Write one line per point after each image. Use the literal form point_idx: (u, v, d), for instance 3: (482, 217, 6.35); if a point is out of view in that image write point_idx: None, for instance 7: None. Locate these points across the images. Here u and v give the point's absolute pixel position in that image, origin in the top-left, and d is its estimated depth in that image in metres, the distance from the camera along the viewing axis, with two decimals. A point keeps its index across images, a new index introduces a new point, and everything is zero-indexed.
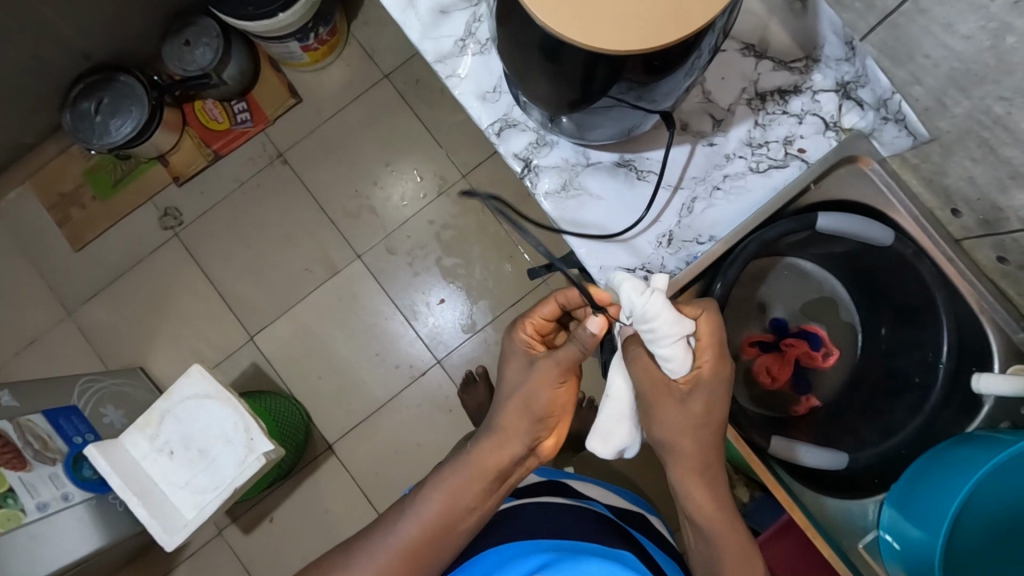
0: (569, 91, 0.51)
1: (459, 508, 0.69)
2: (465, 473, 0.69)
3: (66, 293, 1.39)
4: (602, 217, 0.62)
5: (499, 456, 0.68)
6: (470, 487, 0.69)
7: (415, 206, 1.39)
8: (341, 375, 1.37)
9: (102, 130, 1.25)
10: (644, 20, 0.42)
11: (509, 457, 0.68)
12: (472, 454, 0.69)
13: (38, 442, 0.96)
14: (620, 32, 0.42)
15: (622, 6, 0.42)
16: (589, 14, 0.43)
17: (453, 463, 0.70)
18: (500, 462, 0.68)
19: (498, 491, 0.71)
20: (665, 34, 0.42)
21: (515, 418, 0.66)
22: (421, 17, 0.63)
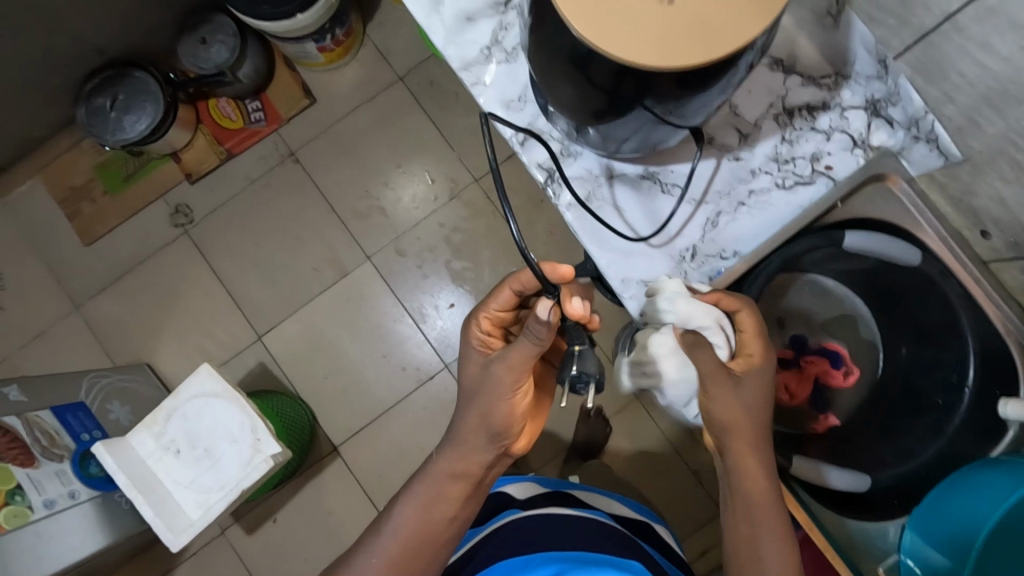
0: (599, 103, 0.50)
1: (438, 517, 0.72)
2: (435, 486, 0.72)
3: (74, 288, 1.39)
4: (624, 228, 0.61)
5: (467, 464, 0.73)
6: (446, 497, 0.72)
7: (426, 208, 1.38)
8: (348, 376, 1.36)
9: (115, 126, 1.25)
10: (683, 34, 0.41)
11: (478, 463, 0.73)
12: (438, 467, 0.73)
13: (44, 438, 0.96)
14: (658, 48, 0.41)
15: (655, 20, 0.42)
16: (618, 26, 0.42)
17: (420, 477, 0.73)
18: (470, 468, 0.73)
19: (474, 498, 0.75)
20: (704, 50, 0.41)
21: (477, 425, 0.71)
22: (447, 22, 0.63)
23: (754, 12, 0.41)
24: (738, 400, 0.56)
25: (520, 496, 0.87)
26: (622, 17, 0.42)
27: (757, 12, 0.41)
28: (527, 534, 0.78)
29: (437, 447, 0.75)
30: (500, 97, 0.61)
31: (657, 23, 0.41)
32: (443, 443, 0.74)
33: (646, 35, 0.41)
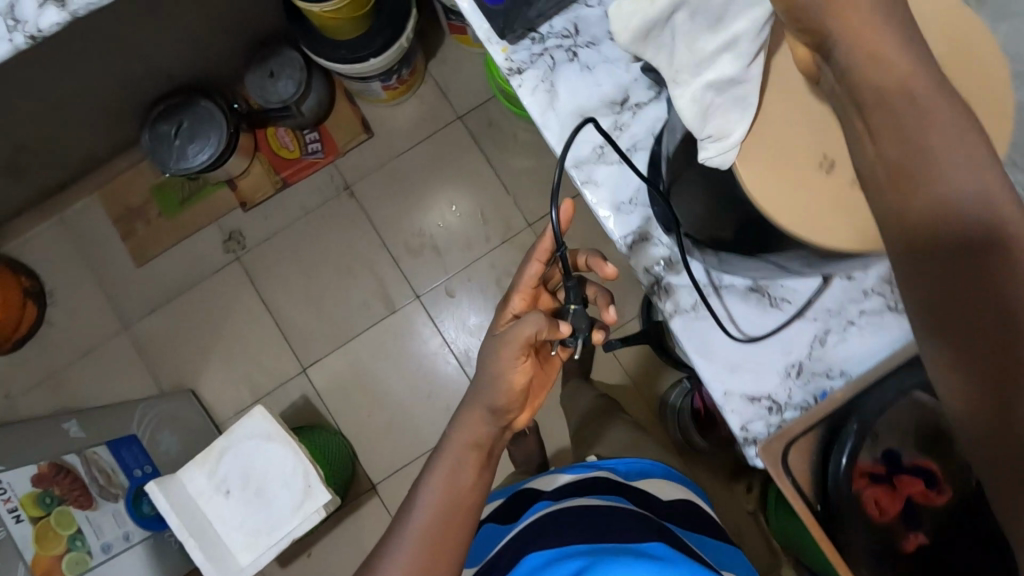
0: (741, 244, 0.51)
1: (463, 485, 0.69)
2: (452, 457, 0.70)
3: (123, 308, 1.38)
4: (734, 338, 0.60)
5: (478, 435, 0.71)
6: (464, 466, 0.70)
7: (478, 249, 1.38)
8: (392, 415, 1.35)
9: (179, 154, 1.24)
10: (858, 223, 0.43)
11: (485, 434, 0.72)
12: (450, 440, 0.72)
13: (102, 477, 0.96)
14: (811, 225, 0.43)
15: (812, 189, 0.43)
16: (782, 184, 0.44)
17: (437, 454, 0.72)
18: (481, 438, 0.72)
19: (488, 468, 0.73)
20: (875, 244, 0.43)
21: (482, 397, 0.72)
22: (561, 120, 0.62)
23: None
24: (924, 105, 0.35)
25: (546, 489, 0.88)
26: (803, 193, 0.43)
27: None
28: (550, 526, 0.75)
29: (449, 424, 0.74)
30: (614, 200, 0.61)
31: (837, 207, 0.43)
32: (452, 419, 0.74)
33: (823, 217, 0.43)
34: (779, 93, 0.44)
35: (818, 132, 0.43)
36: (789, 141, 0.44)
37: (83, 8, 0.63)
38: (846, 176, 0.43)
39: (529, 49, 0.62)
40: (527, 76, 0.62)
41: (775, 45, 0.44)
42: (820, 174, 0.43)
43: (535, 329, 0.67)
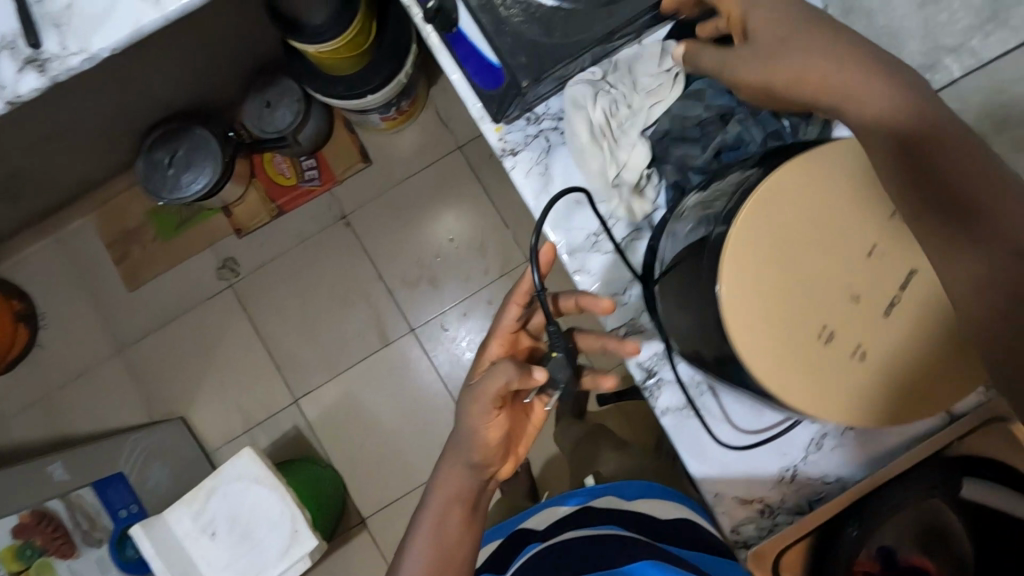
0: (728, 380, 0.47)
1: (449, 544, 0.66)
2: (437, 512, 0.66)
3: (116, 333, 1.37)
4: (724, 443, 0.58)
5: (458, 487, 0.67)
6: (448, 524, 0.66)
7: (475, 283, 1.35)
8: (384, 449, 1.34)
9: (173, 183, 1.22)
10: (856, 395, 0.42)
11: (466, 487, 0.68)
12: (433, 494, 0.68)
13: (86, 522, 0.96)
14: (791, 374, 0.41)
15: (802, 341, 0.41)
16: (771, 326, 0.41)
17: (421, 510, 0.68)
18: (460, 490, 0.67)
19: (477, 518, 0.69)
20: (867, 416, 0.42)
21: (459, 451, 0.67)
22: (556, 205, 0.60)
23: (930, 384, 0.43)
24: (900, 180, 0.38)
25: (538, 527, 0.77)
26: (801, 366, 0.41)
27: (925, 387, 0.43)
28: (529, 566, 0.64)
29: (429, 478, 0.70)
30: (606, 292, 0.59)
31: (836, 380, 0.42)
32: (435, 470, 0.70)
33: (821, 389, 0.42)
34: (779, 259, 0.41)
35: (817, 301, 0.41)
36: (789, 311, 0.41)
37: (64, 73, 0.61)
38: (847, 347, 0.41)
39: (524, 130, 0.60)
40: (522, 157, 0.60)
41: (775, 207, 0.41)
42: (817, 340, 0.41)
43: (504, 379, 0.61)
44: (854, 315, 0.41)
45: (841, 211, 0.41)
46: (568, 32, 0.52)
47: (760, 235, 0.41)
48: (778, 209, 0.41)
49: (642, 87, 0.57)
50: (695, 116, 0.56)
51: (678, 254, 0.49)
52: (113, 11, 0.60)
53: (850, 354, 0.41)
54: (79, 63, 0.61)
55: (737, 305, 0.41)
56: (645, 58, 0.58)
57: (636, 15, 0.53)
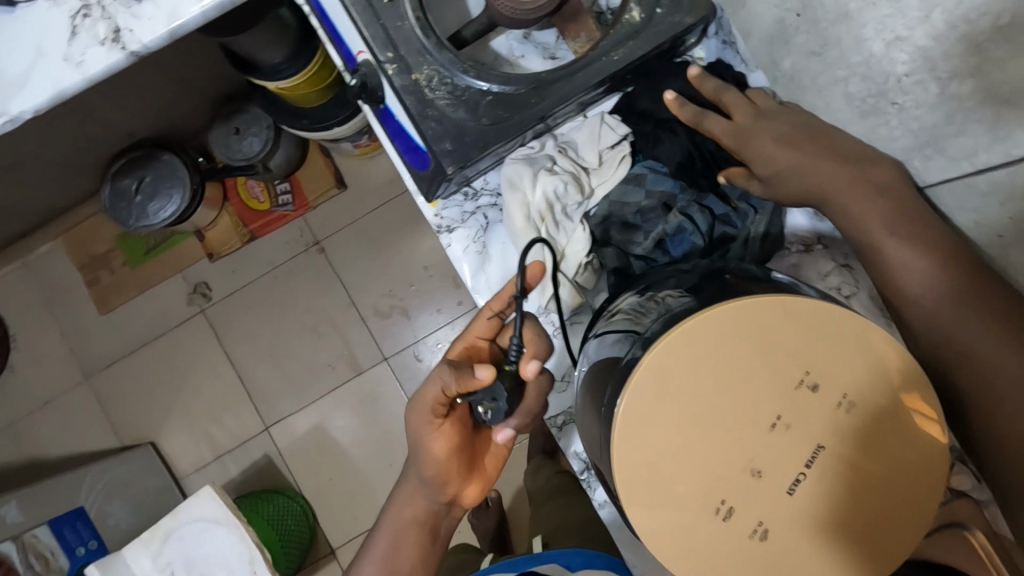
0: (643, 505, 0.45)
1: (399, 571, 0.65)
2: (390, 536, 0.66)
3: (86, 357, 1.35)
4: None
5: (414, 510, 0.66)
6: (400, 551, 0.65)
7: (450, 314, 1.32)
8: (353, 480, 1.32)
9: (139, 211, 1.19)
10: (752, 574, 0.41)
11: (423, 508, 0.66)
12: (387, 519, 0.67)
13: (39, 563, 0.95)
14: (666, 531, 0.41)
15: (681, 503, 0.41)
16: (656, 478, 0.41)
17: (376, 532, 0.67)
18: (417, 515, 0.66)
19: (433, 549, 0.67)
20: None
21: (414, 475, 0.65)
22: (493, 286, 0.57)
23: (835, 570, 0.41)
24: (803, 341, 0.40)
25: None
26: (683, 528, 0.41)
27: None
28: None
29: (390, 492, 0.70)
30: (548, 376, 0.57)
31: (731, 557, 0.41)
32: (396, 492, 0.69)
33: (714, 567, 0.41)
34: (682, 413, 0.41)
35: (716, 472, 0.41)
36: (684, 481, 0.41)
37: None
38: (745, 523, 0.41)
39: (460, 206, 0.57)
40: (457, 234, 0.57)
41: (680, 369, 0.40)
42: (702, 497, 0.41)
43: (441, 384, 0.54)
44: (754, 490, 0.41)
45: (748, 380, 0.40)
46: (495, 116, 0.51)
47: (659, 398, 0.40)
48: (683, 371, 0.40)
49: (583, 166, 0.57)
50: (636, 203, 0.57)
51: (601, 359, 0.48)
52: (31, 74, 0.58)
53: (744, 528, 0.41)
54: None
55: (625, 469, 0.41)
56: (586, 136, 0.57)
57: (569, 98, 0.52)
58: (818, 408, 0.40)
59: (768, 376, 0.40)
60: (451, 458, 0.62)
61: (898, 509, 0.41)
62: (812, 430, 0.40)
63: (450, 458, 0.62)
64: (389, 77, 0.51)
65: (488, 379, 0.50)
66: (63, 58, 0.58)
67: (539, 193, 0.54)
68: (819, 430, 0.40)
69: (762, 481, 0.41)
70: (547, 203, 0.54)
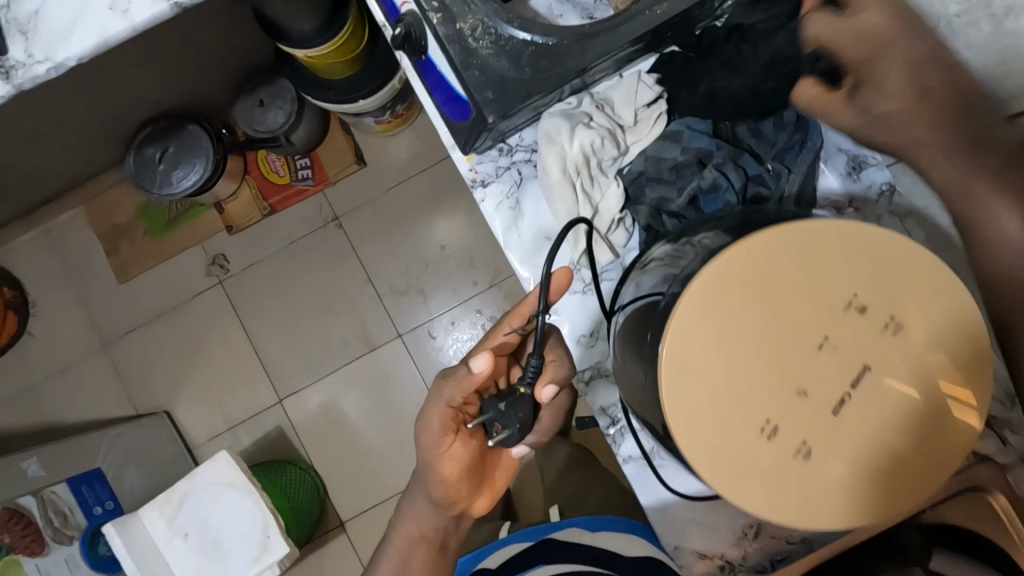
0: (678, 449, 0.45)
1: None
2: (402, 546, 0.73)
3: (104, 325, 1.37)
4: (686, 495, 0.56)
5: (423, 525, 0.73)
6: (411, 560, 0.72)
7: (465, 293, 1.33)
8: (365, 455, 1.33)
9: (163, 179, 1.21)
10: (798, 495, 0.41)
11: (432, 523, 0.73)
12: (399, 529, 0.74)
13: (58, 519, 0.96)
14: (715, 453, 0.41)
15: (728, 425, 0.41)
16: (703, 401, 0.41)
17: (390, 540, 0.75)
18: (425, 530, 0.73)
19: (442, 560, 0.73)
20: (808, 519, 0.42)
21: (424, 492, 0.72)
22: (524, 240, 0.58)
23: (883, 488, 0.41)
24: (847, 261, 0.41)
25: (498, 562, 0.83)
26: (730, 450, 0.41)
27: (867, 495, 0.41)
28: None
29: (402, 508, 0.76)
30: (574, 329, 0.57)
31: (774, 477, 0.41)
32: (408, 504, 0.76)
33: (758, 487, 0.41)
34: (727, 336, 0.41)
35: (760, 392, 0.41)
36: (729, 401, 0.41)
37: (29, 80, 0.60)
38: (788, 443, 0.41)
39: (495, 161, 0.58)
40: (491, 189, 0.58)
41: (721, 290, 0.41)
42: (749, 418, 0.41)
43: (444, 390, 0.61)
44: (800, 410, 0.41)
45: (795, 300, 0.41)
46: (538, 66, 0.52)
47: (707, 317, 0.41)
48: (729, 292, 0.41)
49: (620, 124, 0.57)
50: (672, 158, 0.56)
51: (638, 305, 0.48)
52: (78, 21, 0.59)
53: (792, 450, 0.41)
54: (45, 72, 0.60)
55: (671, 388, 0.41)
56: (623, 95, 0.58)
57: (609, 51, 0.52)
58: (864, 329, 0.40)
59: (813, 297, 0.41)
60: (461, 474, 0.67)
61: (942, 424, 0.41)
62: (857, 350, 0.40)
63: (460, 475, 0.67)
64: (433, 26, 0.52)
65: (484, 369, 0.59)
66: (109, 6, 0.59)
67: (575, 147, 0.55)
68: (864, 351, 0.41)
69: (808, 402, 0.40)
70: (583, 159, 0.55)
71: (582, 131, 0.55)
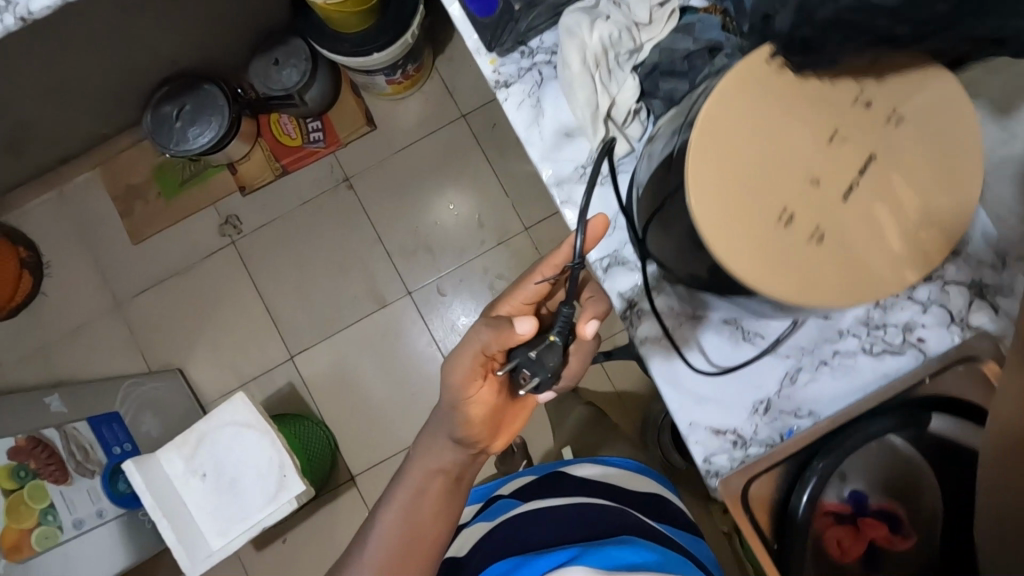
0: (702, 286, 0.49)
1: (422, 520, 0.69)
2: (416, 485, 0.70)
3: (118, 285, 1.39)
4: (699, 373, 0.60)
5: (443, 459, 0.70)
6: (427, 500, 0.69)
7: (473, 251, 1.36)
8: (375, 409, 1.36)
9: (179, 136, 1.24)
10: (813, 281, 0.43)
11: (451, 462, 0.71)
12: (410, 469, 0.71)
13: (80, 453, 0.97)
14: (737, 244, 0.42)
15: (751, 214, 0.42)
16: (728, 195, 0.42)
17: (399, 480, 0.71)
18: (446, 463, 0.71)
19: (457, 498, 0.71)
20: (831, 299, 0.44)
21: (447, 426, 0.69)
22: (545, 137, 0.61)
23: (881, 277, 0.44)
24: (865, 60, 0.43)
25: (507, 491, 0.86)
26: (753, 239, 0.42)
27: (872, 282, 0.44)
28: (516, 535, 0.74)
29: (416, 442, 0.73)
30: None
31: (790, 261, 0.43)
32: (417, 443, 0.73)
33: (779, 269, 0.43)
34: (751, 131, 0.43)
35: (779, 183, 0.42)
36: (749, 189, 0.42)
37: None
38: (805, 228, 0.42)
39: (517, 63, 0.62)
40: (514, 90, 0.62)
41: (731, 97, 0.43)
42: (771, 209, 0.42)
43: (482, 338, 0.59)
44: (816, 198, 0.42)
45: (813, 94, 0.43)
46: None
47: (731, 111, 0.43)
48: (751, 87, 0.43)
49: (635, 21, 0.59)
50: (684, 49, 0.57)
51: (653, 171, 0.52)
52: None
53: (808, 237, 0.42)
54: None
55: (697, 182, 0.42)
56: None
57: None
58: (879, 123, 0.43)
59: (823, 89, 0.43)
60: (485, 416, 0.67)
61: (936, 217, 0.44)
62: (873, 143, 0.42)
63: (484, 417, 0.67)
64: None
65: (529, 330, 0.58)
66: None
67: (593, 39, 0.58)
68: (879, 143, 0.42)
69: (822, 187, 0.42)
70: (600, 51, 0.58)
71: (600, 24, 0.58)
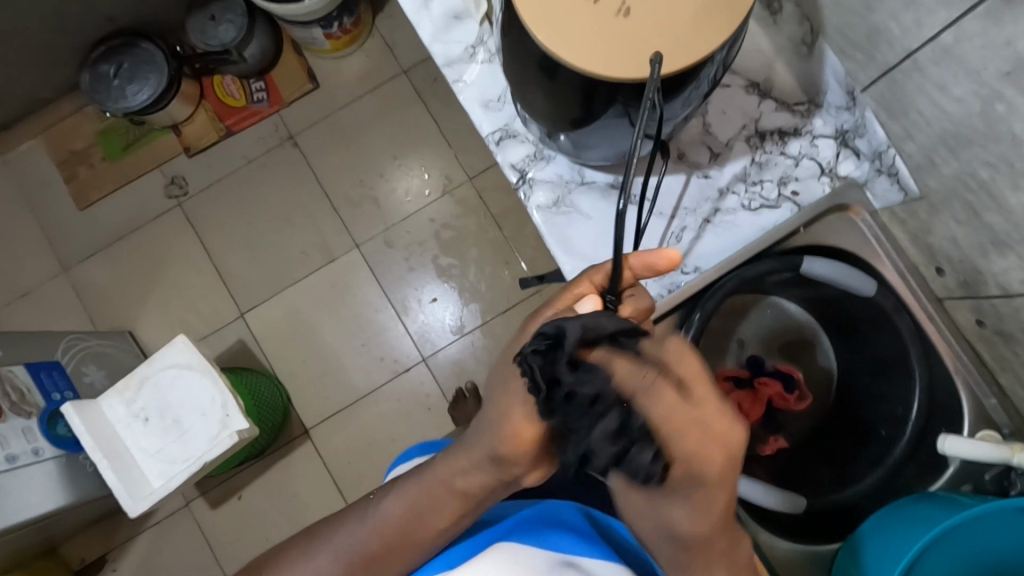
0: (565, 113, 0.53)
1: (426, 523, 0.62)
2: (431, 491, 0.61)
3: (64, 250, 1.39)
4: (583, 237, 0.66)
5: (467, 482, 0.59)
6: (438, 509, 0.61)
7: (419, 202, 1.38)
8: (326, 363, 1.36)
9: (119, 93, 1.26)
10: (628, 53, 0.45)
11: (479, 484, 0.58)
12: (432, 471, 0.61)
13: (15, 394, 0.95)
14: (551, 30, 0.46)
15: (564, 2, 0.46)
16: None
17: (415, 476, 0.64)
18: (469, 488, 0.59)
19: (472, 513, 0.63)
20: (714, 34, 0.45)
21: (481, 438, 0.55)
22: (435, 19, 0.70)
23: (702, 39, 0.44)
24: None
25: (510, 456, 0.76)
26: (567, 20, 0.45)
27: (691, 46, 0.44)
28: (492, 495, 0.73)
29: (443, 448, 0.62)
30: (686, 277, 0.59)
31: (602, 34, 0.45)
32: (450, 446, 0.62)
33: (592, 44, 0.45)
34: None
35: None
36: None
37: None
38: (612, 4, 0.45)
39: None
40: None
41: None
42: None
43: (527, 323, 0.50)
44: None
45: None
46: None
47: None
48: None
49: None
50: None
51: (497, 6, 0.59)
52: None
53: (617, 12, 0.45)
54: None
55: None
56: None
57: None
58: None
59: None
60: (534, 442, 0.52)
61: None
62: None
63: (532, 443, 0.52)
64: None
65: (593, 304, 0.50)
66: None
67: None
68: None
69: None
70: None
71: None
